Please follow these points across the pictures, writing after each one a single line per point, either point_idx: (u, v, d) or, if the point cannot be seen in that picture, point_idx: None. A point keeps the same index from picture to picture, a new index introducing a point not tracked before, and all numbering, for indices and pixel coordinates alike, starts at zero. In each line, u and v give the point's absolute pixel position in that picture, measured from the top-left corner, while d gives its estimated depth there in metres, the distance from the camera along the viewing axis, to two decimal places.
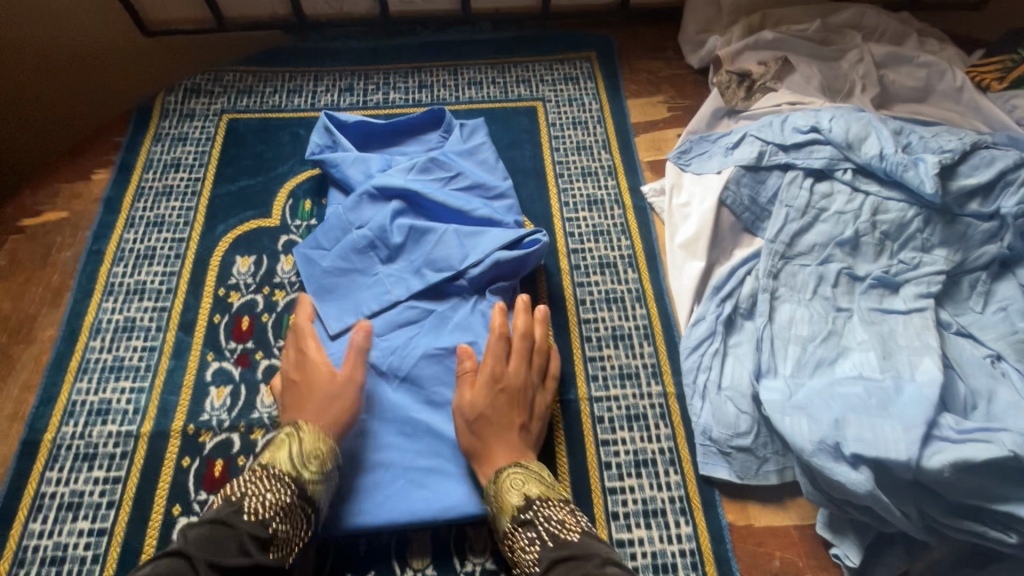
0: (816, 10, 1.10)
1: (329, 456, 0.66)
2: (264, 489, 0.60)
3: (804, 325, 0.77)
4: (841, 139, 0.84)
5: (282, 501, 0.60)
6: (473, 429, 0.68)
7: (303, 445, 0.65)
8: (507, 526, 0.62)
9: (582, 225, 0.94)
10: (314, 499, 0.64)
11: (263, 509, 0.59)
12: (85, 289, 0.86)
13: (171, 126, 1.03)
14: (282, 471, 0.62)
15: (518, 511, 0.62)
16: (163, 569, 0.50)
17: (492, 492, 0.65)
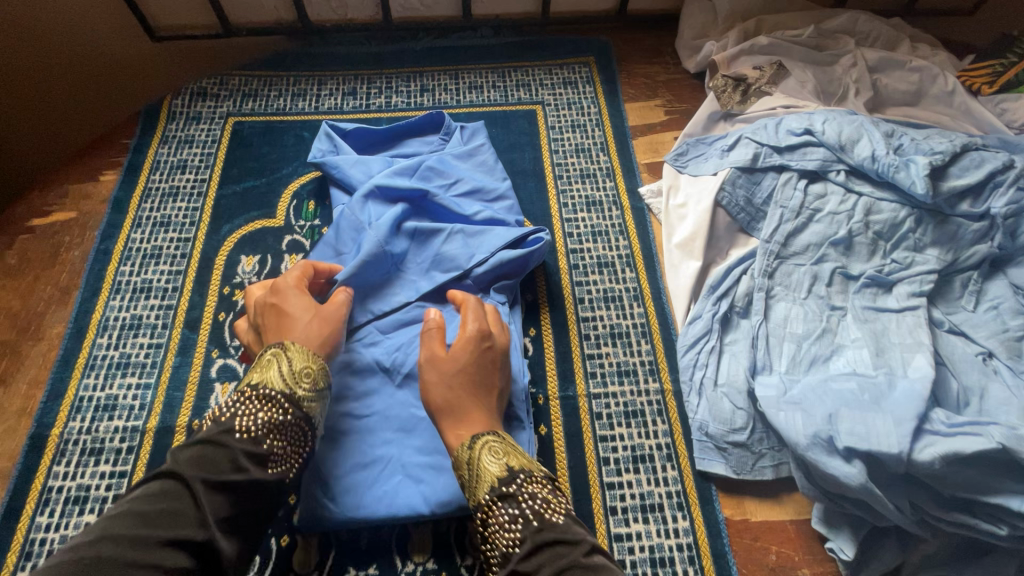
0: (810, 17, 1.12)
1: (320, 376, 0.67)
2: (255, 410, 0.60)
3: (799, 324, 0.79)
4: (834, 141, 0.85)
5: (274, 419, 0.61)
6: (453, 381, 0.67)
7: (293, 365, 0.65)
8: (484, 498, 0.59)
9: (581, 226, 0.95)
10: (310, 416, 0.65)
11: (255, 426, 0.59)
12: (93, 288, 0.87)
13: (177, 129, 1.05)
14: (274, 391, 0.62)
15: (499, 484, 0.59)
16: (156, 491, 0.50)
17: (470, 456, 0.62)
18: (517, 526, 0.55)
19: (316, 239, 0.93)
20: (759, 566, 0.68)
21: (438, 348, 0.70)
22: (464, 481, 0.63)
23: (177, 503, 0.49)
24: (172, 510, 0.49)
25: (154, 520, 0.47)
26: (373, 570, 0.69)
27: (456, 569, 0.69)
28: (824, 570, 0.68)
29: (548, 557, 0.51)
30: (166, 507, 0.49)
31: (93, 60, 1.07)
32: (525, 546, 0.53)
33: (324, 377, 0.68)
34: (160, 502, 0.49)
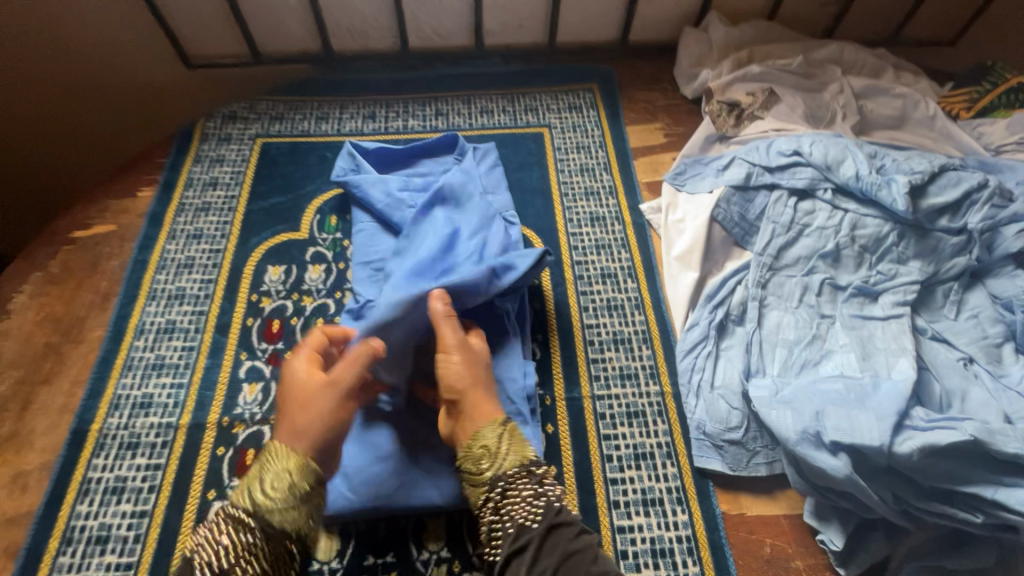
0: (799, 47, 1.20)
1: (300, 475, 0.62)
2: (220, 535, 0.58)
3: (791, 330, 0.84)
4: (821, 162, 0.92)
5: (240, 544, 0.57)
6: (472, 363, 0.74)
7: (266, 474, 0.61)
8: (513, 470, 0.65)
9: (586, 240, 1.02)
10: (287, 530, 0.60)
11: (216, 561, 0.56)
12: (132, 295, 0.94)
13: (210, 149, 1.13)
14: (242, 510, 0.59)
15: (529, 463, 0.66)
16: None
17: (503, 430, 0.69)
18: (541, 502, 0.63)
19: (338, 250, 1.00)
20: (754, 558, 0.72)
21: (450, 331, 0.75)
22: (478, 447, 0.68)
23: None
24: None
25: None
26: (390, 557, 0.73)
27: (469, 558, 0.73)
28: (816, 562, 0.72)
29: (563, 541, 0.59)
30: None
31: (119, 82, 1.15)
32: (546, 522, 0.60)
33: (306, 473, 0.62)
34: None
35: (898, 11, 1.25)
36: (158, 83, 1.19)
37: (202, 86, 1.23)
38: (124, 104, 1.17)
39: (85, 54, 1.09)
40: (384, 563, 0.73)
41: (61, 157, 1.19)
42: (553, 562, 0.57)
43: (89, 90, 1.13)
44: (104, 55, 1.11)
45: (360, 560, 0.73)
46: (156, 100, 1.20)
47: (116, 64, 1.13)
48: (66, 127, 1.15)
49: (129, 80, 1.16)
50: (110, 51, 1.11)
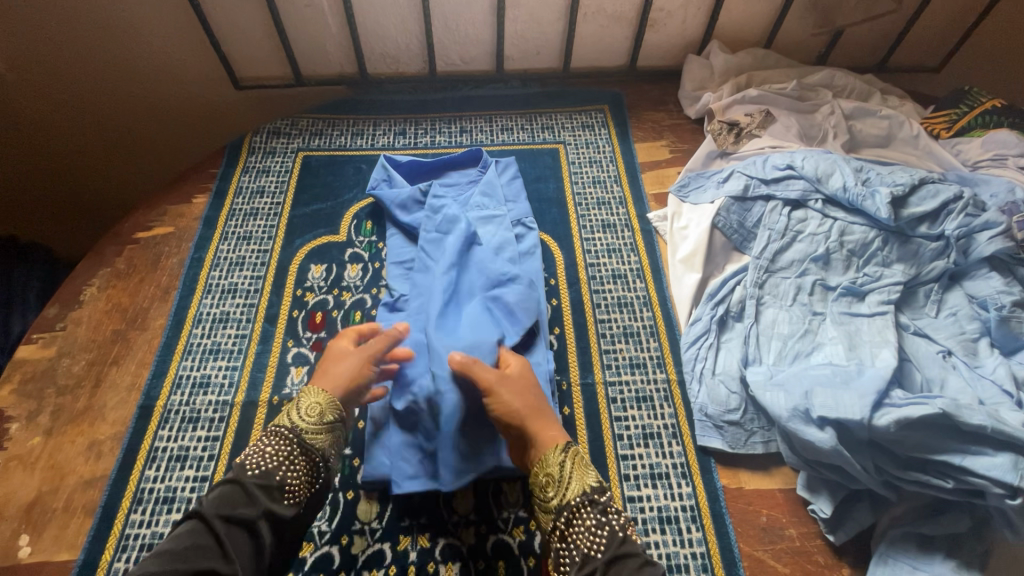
0: (794, 72, 1.31)
1: (328, 408, 0.76)
2: (267, 445, 0.72)
3: (785, 325, 0.94)
4: (812, 174, 1.02)
5: (282, 453, 0.71)
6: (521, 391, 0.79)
7: (301, 406, 0.76)
8: (573, 501, 0.69)
9: (598, 244, 1.12)
10: (316, 448, 0.74)
11: (266, 462, 0.70)
12: (190, 288, 1.05)
13: (257, 160, 1.24)
14: (284, 428, 0.74)
15: (590, 491, 0.70)
16: (183, 532, 0.62)
17: (564, 459, 0.72)
18: (604, 531, 0.66)
19: (373, 251, 1.10)
20: (752, 526, 0.80)
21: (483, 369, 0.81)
22: (543, 479, 0.73)
23: (200, 538, 0.61)
24: (198, 545, 0.61)
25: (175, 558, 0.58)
26: (424, 520, 0.82)
27: (494, 522, 0.82)
28: (807, 530, 0.79)
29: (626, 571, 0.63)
30: (191, 543, 0.61)
31: (178, 104, 1.29)
32: (609, 554, 0.64)
33: (331, 407, 0.76)
34: (185, 539, 0.61)
35: (886, 39, 1.36)
36: (202, 105, 1.32)
37: (242, 107, 1.36)
38: (171, 123, 1.31)
39: (149, 80, 1.23)
40: (419, 525, 0.81)
41: (125, 170, 1.35)
42: None
43: (154, 115, 1.29)
44: (156, 79, 1.24)
45: (397, 521, 0.82)
46: (200, 119, 1.34)
47: (166, 86, 1.26)
48: (117, 141, 1.29)
49: (177, 101, 1.29)
50: (169, 76, 1.25)
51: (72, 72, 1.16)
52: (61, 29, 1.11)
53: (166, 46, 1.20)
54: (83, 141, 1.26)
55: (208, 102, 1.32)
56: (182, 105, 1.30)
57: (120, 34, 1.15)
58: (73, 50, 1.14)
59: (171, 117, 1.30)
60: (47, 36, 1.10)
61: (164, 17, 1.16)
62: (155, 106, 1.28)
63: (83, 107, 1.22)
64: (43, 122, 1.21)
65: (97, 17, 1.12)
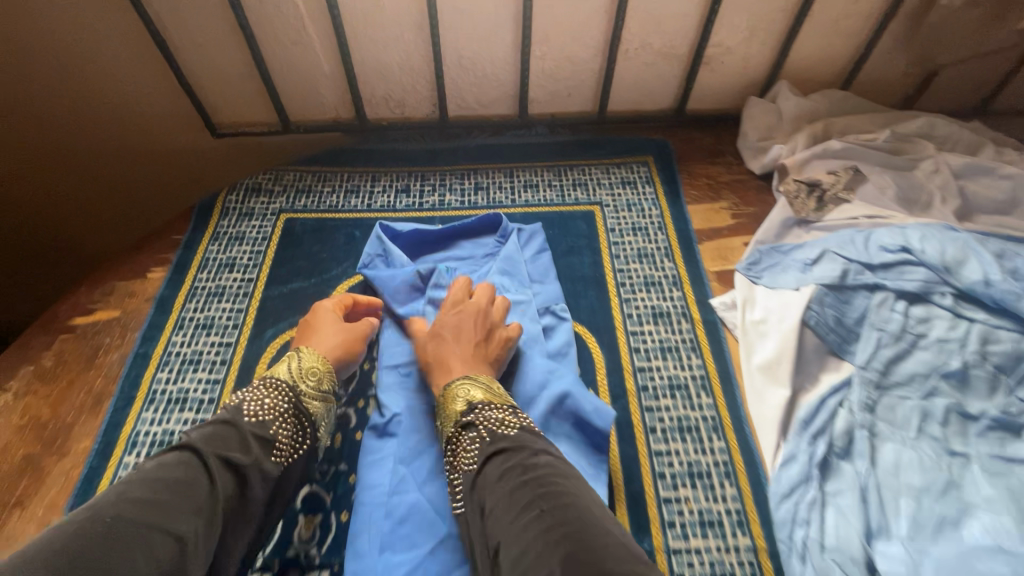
0: (881, 119, 1.08)
1: (325, 376, 0.74)
2: (262, 396, 0.67)
3: (914, 473, 0.68)
4: (937, 261, 0.77)
5: (278, 407, 0.67)
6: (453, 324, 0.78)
7: (301, 363, 0.73)
8: (450, 430, 0.68)
9: (648, 340, 0.88)
10: (309, 412, 0.70)
11: (261, 411, 0.65)
12: (127, 396, 0.82)
13: (229, 225, 1.03)
14: (279, 381, 0.70)
15: (461, 415, 0.67)
16: (171, 460, 0.55)
17: (443, 398, 0.71)
18: (476, 445, 0.63)
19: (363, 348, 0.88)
20: None
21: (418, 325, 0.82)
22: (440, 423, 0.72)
23: (191, 471, 0.55)
24: (187, 477, 0.54)
25: (163, 488, 0.52)
26: None
27: None
28: None
29: (496, 467, 0.59)
30: (182, 474, 0.55)
31: (169, 160, 1.13)
32: (483, 457, 0.61)
33: (328, 378, 0.75)
34: (176, 470, 0.54)
35: (990, 79, 1.11)
36: (180, 154, 1.13)
37: (224, 155, 1.17)
38: (143, 173, 1.13)
39: (134, 133, 1.07)
40: None
41: (110, 228, 1.18)
42: (503, 493, 0.56)
43: (143, 170, 1.12)
44: (124, 125, 1.05)
45: None
46: (176, 169, 1.15)
47: (136, 133, 1.07)
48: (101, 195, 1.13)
49: (150, 149, 1.10)
50: (154, 129, 1.08)
51: (49, 123, 1.01)
52: (25, 74, 0.94)
53: (146, 96, 1.03)
54: (51, 192, 1.09)
55: (188, 150, 1.13)
56: (171, 161, 1.13)
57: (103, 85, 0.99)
58: (33, 94, 0.96)
59: (143, 167, 1.12)
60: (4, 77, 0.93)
61: (125, 55, 0.97)
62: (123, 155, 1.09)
63: (48, 155, 1.04)
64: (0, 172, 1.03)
65: (51, 53, 0.93)
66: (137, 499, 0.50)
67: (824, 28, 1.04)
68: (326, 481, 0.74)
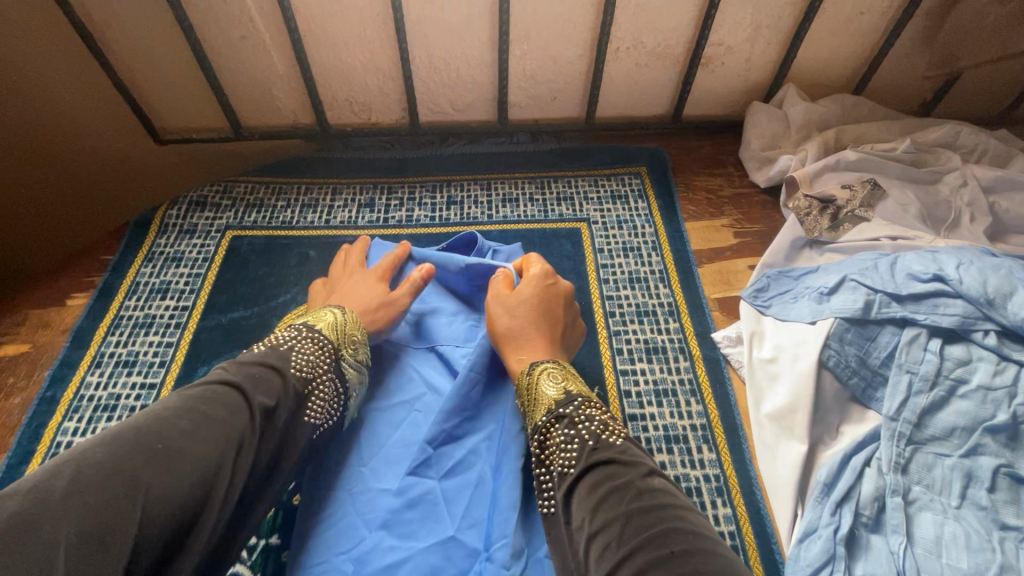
0: (899, 127, 0.97)
1: (361, 346, 0.67)
2: (308, 350, 0.60)
3: (961, 554, 0.57)
4: (977, 293, 0.66)
5: (322, 368, 0.60)
6: (536, 295, 0.71)
7: (343, 323, 0.66)
8: (541, 421, 0.57)
9: (641, 381, 0.76)
10: (346, 378, 0.63)
11: (307, 365, 0.59)
12: (24, 452, 0.70)
13: (167, 244, 0.91)
14: (324, 338, 0.62)
15: (556, 406, 0.58)
16: (219, 396, 0.50)
17: (529, 381, 0.62)
18: (574, 447, 0.53)
19: None
20: None
21: (502, 288, 0.73)
22: (523, 409, 0.62)
23: (234, 411, 0.49)
24: (229, 416, 0.49)
25: (203, 423, 0.47)
26: None
27: None
28: None
29: (602, 478, 0.49)
30: (224, 413, 0.49)
31: (108, 170, 1.00)
32: (581, 466, 0.51)
33: (364, 348, 0.68)
34: (219, 408, 0.49)
35: (1017, 84, 1.01)
36: (116, 166, 1.01)
37: (169, 165, 1.05)
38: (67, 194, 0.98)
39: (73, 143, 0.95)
40: None
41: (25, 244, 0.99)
42: (620, 511, 0.45)
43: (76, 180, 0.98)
44: (59, 132, 0.92)
45: None
46: (111, 184, 1.02)
47: (71, 142, 0.94)
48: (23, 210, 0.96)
49: (86, 157, 0.97)
50: (95, 139, 0.96)
51: None
52: None
53: (80, 104, 0.92)
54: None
55: (126, 160, 1.01)
56: (109, 171, 1.00)
57: (36, 91, 0.87)
58: None
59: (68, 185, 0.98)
60: None
61: (52, 53, 0.86)
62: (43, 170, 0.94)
63: None
64: None
65: None
66: (178, 430, 0.46)
67: (835, 26, 0.93)
68: (253, 560, 0.65)
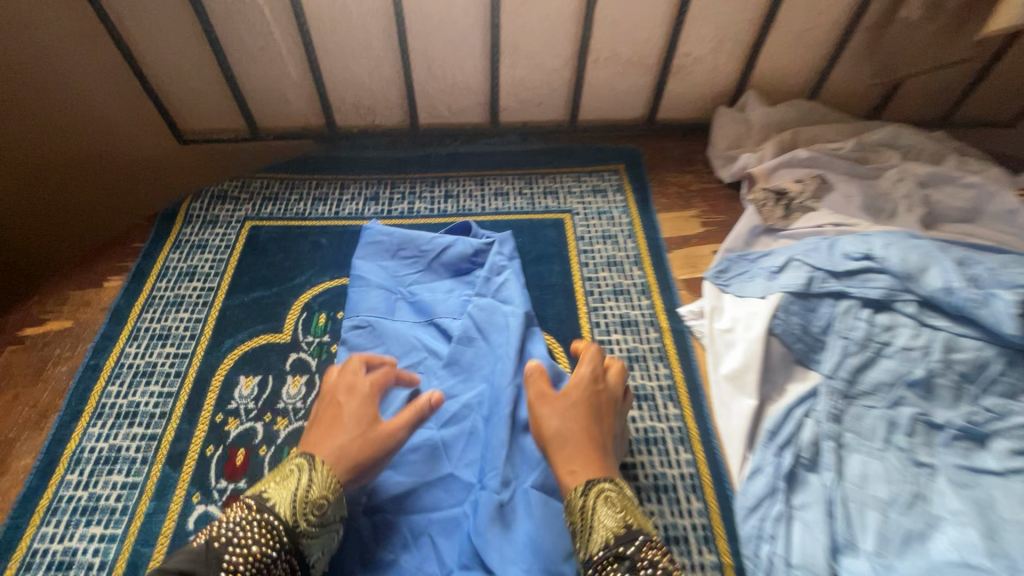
0: (848, 129, 1.09)
1: (333, 506, 0.59)
2: (250, 535, 0.53)
3: (882, 486, 0.67)
4: (899, 268, 0.77)
5: (267, 557, 0.53)
6: (577, 408, 0.65)
7: (310, 488, 0.58)
8: (598, 556, 0.53)
9: (616, 349, 0.87)
10: (304, 553, 0.56)
11: (243, 564, 0.51)
12: (74, 412, 0.78)
13: (192, 233, 1.00)
14: (276, 518, 0.55)
15: (616, 542, 0.53)
16: None
17: (585, 505, 0.57)
18: None
19: (323, 357, 0.85)
20: None
21: (545, 388, 0.68)
22: (574, 531, 0.57)
23: None
24: None
25: None
26: None
27: None
28: None
29: None
30: None
31: (136, 165, 1.09)
32: None
33: (338, 506, 0.59)
34: None
35: (951, 94, 1.14)
36: (122, 161, 1.08)
37: (187, 162, 1.15)
38: (65, 190, 1.06)
39: (104, 142, 1.05)
40: None
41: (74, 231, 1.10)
42: None
43: (110, 173, 1.08)
44: (91, 132, 1.02)
45: None
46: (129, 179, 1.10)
47: (102, 139, 1.04)
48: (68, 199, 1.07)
49: (117, 154, 1.07)
50: (124, 139, 1.06)
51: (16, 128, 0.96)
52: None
53: (110, 110, 1.02)
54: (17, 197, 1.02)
55: (131, 155, 1.08)
56: (137, 166, 1.10)
57: (72, 96, 0.98)
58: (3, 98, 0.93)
59: (72, 182, 1.06)
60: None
61: (86, 58, 0.95)
62: (50, 166, 1.03)
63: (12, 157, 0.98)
64: None
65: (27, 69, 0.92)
66: None
67: (789, 38, 1.05)
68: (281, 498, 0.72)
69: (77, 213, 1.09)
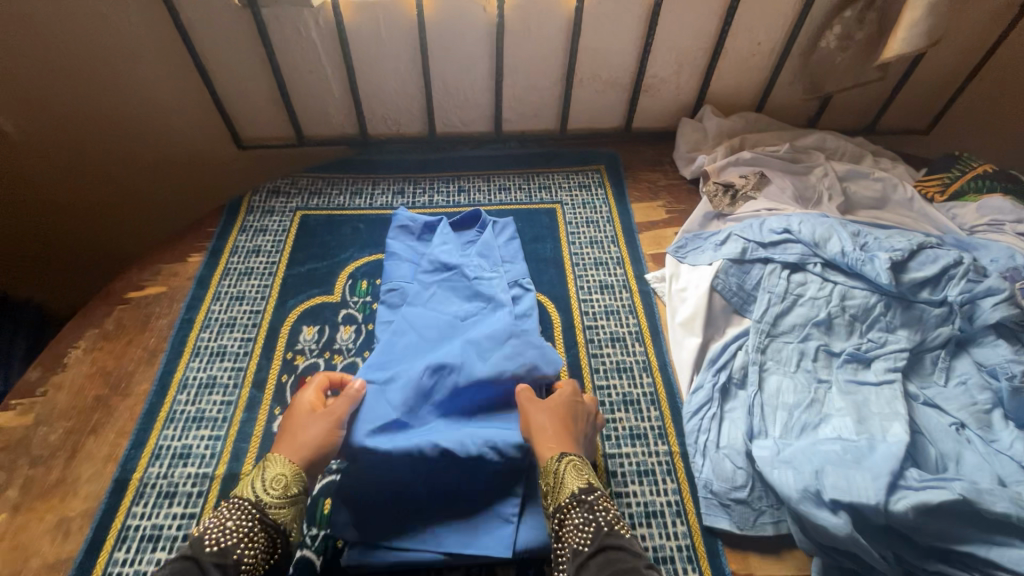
0: (786, 135, 1.34)
1: (295, 481, 0.74)
2: (226, 519, 0.69)
3: (790, 394, 0.90)
4: (809, 239, 1.02)
5: (244, 527, 0.68)
6: (554, 412, 0.83)
7: (268, 473, 0.74)
8: (564, 501, 0.73)
9: (595, 306, 1.11)
10: (280, 523, 0.71)
11: (222, 538, 0.67)
12: (177, 350, 1.02)
13: (255, 220, 1.24)
14: (245, 501, 0.71)
15: (580, 491, 0.73)
16: None
17: (557, 468, 0.76)
18: (590, 528, 0.69)
19: (367, 312, 1.08)
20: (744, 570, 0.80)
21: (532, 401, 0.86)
22: (547, 487, 0.77)
23: None
24: None
25: None
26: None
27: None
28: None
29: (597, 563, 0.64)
30: None
31: (206, 163, 1.35)
32: (595, 545, 0.67)
33: (298, 481, 0.75)
34: None
35: (873, 106, 1.39)
36: (167, 154, 1.30)
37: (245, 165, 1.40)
38: (145, 179, 1.32)
39: (182, 146, 1.30)
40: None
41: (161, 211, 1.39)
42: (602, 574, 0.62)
43: (186, 169, 1.34)
44: (173, 138, 1.28)
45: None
46: (201, 175, 1.37)
47: (181, 144, 1.30)
48: (156, 188, 1.35)
49: (192, 155, 1.33)
50: (197, 144, 1.31)
51: (117, 135, 1.23)
52: (101, 97, 1.17)
53: (188, 122, 1.27)
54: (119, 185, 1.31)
55: (158, 150, 1.29)
56: (207, 165, 1.36)
57: (160, 111, 1.23)
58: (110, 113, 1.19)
59: (159, 175, 1.33)
60: (93, 103, 1.17)
61: (172, 80, 1.20)
62: (142, 163, 1.30)
63: (116, 155, 1.26)
64: (83, 172, 1.25)
65: (129, 91, 1.18)
66: None
67: (736, 63, 1.30)
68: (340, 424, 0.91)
69: (164, 198, 1.37)
